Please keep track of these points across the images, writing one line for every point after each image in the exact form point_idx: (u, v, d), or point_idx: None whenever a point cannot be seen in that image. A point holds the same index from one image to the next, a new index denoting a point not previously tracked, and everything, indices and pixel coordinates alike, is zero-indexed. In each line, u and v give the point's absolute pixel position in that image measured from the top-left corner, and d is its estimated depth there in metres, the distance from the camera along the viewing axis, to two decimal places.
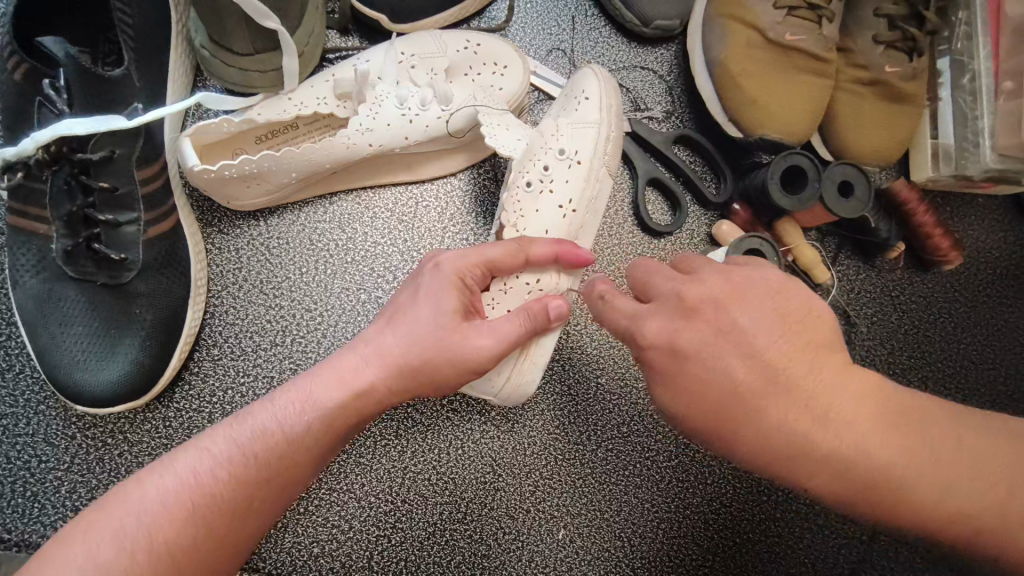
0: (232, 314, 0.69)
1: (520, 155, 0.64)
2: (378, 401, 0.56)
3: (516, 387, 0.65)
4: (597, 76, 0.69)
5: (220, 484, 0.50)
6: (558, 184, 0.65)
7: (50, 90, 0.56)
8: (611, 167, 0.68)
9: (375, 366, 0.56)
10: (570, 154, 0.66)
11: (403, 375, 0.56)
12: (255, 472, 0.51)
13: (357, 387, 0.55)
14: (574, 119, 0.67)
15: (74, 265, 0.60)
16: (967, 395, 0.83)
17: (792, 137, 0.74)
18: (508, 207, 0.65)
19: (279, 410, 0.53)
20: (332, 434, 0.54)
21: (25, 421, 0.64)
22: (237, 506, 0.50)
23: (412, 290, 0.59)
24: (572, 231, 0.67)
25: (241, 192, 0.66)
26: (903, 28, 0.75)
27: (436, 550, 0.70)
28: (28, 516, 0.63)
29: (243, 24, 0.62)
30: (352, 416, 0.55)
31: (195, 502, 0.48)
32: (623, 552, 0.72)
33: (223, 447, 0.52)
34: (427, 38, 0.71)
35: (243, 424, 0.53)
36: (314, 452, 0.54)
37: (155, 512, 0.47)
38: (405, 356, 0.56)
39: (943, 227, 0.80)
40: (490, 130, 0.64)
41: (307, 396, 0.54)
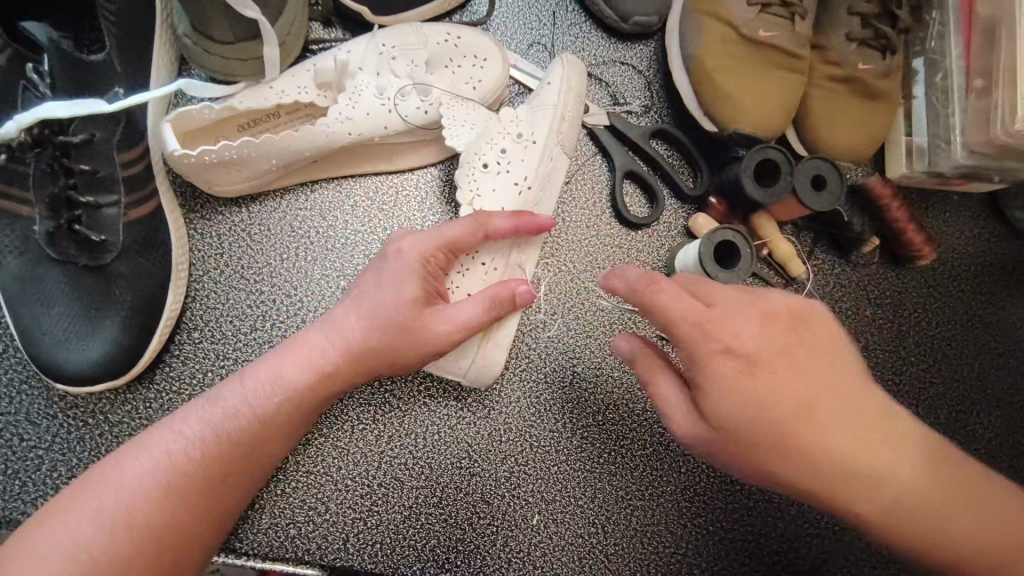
0: (213, 299, 0.70)
1: (473, 138, 0.68)
2: (342, 379, 0.58)
3: (478, 361, 0.66)
4: (563, 62, 0.72)
5: (191, 461, 0.53)
6: (513, 164, 0.68)
7: (33, 75, 0.58)
8: (567, 147, 0.70)
9: (338, 347, 0.58)
10: (526, 137, 0.69)
11: (365, 357, 0.58)
12: (224, 449, 0.54)
13: (320, 364, 0.57)
14: (533, 105, 0.70)
15: (55, 247, 0.61)
16: (939, 389, 0.84)
17: (765, 132, 0.75)
18: (464, 185, 0.68)
19: (249, 388, 0.56)
20: (297, 409, 0.57)
21: (8, 401, 0.66)
22: (210, 482, 0.54)
23: (376, 272, 0.60)
24: (528, 209, 0.69)
25: (222, 178, 0.67)
26: (875, 26, 0.76)
27: (411, 533, 0.71)
28: (8, 493, 0.64)
29: (224, 13, 0.63)
30: (318, 394, 0.57)
31: (172, 479, 0.52)
32: (595, 538, 0.73)
33: (195, 427, 0.55)
34: (409, 30, 0.72)
35: (215, 403, 0.56)
36: (282, 425, 0.57)
37: (133, 488, 0.51)
38: (365, 338, 0.58)
39: (916, 223, 0.81)
40: (450, 126, 0.68)
41: (273, 372, 0.57)
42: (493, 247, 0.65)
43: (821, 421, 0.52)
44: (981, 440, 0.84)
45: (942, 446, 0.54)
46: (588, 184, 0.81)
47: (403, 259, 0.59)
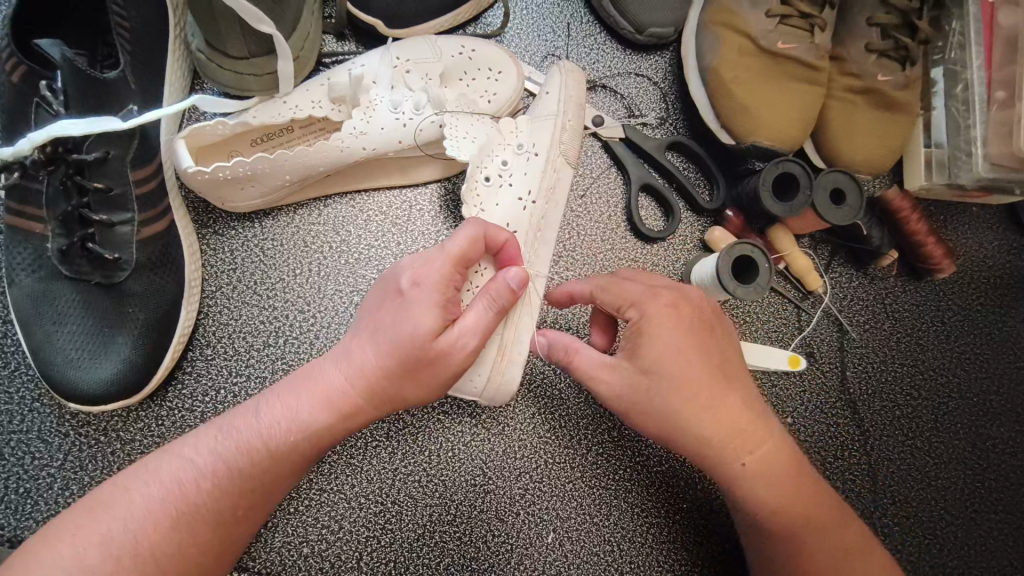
0: (226, 315, 0.69)
1: (478, 150, 0.65)
2: (357, 413, 0.56)
3: (491, 382, 0.65)
4: (561, 70, 0.71)
5: (202, 496, 0.53)
6: (516, 178, 0.67)
7: (46, 92, 0.57)
8: (570, 156, 0.69)
9: (354, 381, 0.56)
10: (528, 148, 0.68)
11: (378, 392, 0.56)
12: (234, 486, 0.54)
13: (338, 403, 0.56)
14: (533, 115, 0.69)
15: (68, 265, 0.60)
16: (959, 403, 0.83)
17: (783, 145, 0.74)
18: (469, 201, 0.66)
19: (265, 423, 0.55)
20: (310, 446, 0.56)
21: (20, 418, 0.65)
22: (219, 517, 0.53)
23: (390, 301, 0.57)
24: (534, 224, 0.67)
25: (236, 193, 0.66)
26: (895, 37, 0.75)
27: (425, 552, 0.70)
28: (20, 513, 0.63)
29: (237, 28, 0.63)
30: (333, 427, 0.56)
31: (180, 511, 0.52)
32: (612, 557, 0.72)
33: (206, 459, 0.54)
34: (424, 43, 0.71)
35: (227, 434, 0.55)
36: (297, 463, 0.56)
37: (141, 521, 0.51)
38: (381, 374, 0.55)
39: (936, 235, 0.80)
40: (451, 139, 0.65)
41: (288, 410, 0.56)
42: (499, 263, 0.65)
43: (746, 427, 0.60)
44: (1002, 456, 0.83)
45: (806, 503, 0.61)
46: (603, 197, 0.80)
47: (416, 286, 0.56)
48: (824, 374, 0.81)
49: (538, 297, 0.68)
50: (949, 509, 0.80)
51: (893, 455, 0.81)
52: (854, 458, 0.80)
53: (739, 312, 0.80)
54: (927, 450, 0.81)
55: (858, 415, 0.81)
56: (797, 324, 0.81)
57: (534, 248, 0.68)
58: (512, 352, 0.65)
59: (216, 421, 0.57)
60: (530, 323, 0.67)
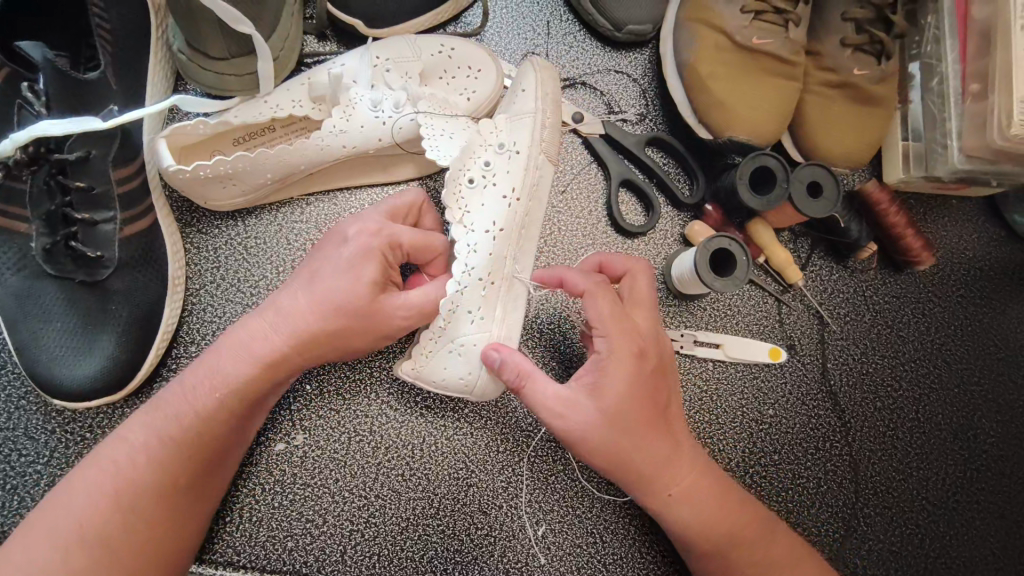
0: (210, 312, 0.70)
1: (458, 153, 0.64)
2: (288, 366, 0.60)
3: (481, 380, 0.65)
4: (534, 67, 0.71)
5: (147, 476, 0.55)
6: (500, 176, 0.66)
7: (27, 93, 0.59)
8: (550, 153, 0.69)
9: (284, 334, 0.60)
10: (508, 147, 0.67)
11: (308, 345, 0.60)
12: (177, 459, 0.56)
13: (263, 357, 0.59)
14: (511, 113, 0.68)
15: (52, 263, 0.61)
16: (939, 394, 0.84)
17: (759, 139, 0.75)
18: (452, 205, 0.64)
19: (195, 390, 0.58)
20: (241, 403, 0.59)
21: (7, 416, 0.66)
22: (159, 491, 0.56)
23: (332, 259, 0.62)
24: (519, 220, 0.66)
25: (217, 191, 0.67)
26: (870, 31, 0.76)
27: (409, 545, 0.71)
28: (7, 508, 0.64)
29: (217, 29, 0.64)
30: (265, 382, 0.60)
31: (120, 489, 0.54)
32: (594, 549, 0.73)
33: (140, 435, 0.56)
34: (403, 42, 0.72)
35: (159, 409, 0.58)
36: (229, 421, 0.59)
37: (85, 508, 0.53)
38: (314, 326, 0.60)
39: (913, 227, 0.81)
40: (430, 138, 0.65)
41: (214, 373, 0.58)
42: (485, 263, 0.64)
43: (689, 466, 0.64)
44: (982, 446, 0.83)
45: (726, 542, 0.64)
46: (584, 193, 0.81)
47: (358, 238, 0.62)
48: (806, 367, 0.82)
49: (524, 289, 0.67)
50: (931, 499, 0.81)
51: (875, 447, 0.82)
52: (836, 451, 0.81)
53: (719, 306, 0.81)
54: (909, 442, 0.82)
55: (839, 408, 0.82)
56: (779, 317, 0.82)
57: (519, 245, 0.67)
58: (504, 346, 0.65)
59: (149, 400, 0.59)
60: (518, 317, 0.67)
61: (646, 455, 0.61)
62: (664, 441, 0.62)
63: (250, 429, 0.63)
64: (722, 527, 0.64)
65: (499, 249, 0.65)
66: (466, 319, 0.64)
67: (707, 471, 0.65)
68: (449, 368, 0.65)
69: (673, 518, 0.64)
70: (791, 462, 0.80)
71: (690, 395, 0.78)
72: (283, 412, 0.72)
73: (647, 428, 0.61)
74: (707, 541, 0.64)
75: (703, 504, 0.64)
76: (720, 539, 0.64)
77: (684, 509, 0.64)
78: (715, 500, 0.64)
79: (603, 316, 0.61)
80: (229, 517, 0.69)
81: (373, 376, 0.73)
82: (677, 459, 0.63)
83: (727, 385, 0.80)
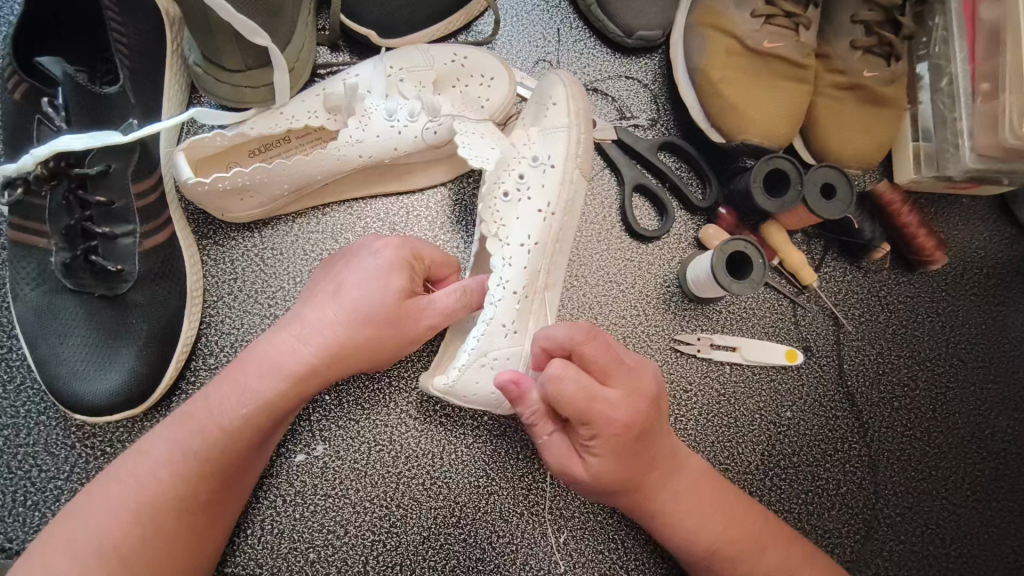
0: (228, 324, 0.70)
1: (494, 166, 0.64)
2: (314, 377, 0.60)
3: None
4: (565, 81, 0.70)
5: (170, 493, 0.54)
6: (534, 191, 0.66)
7: (48, 108, 0.59)
8: (584, 168, 0.69)
9: (310, 346, 0.60)
10: (543, 160, 0.67)
11: (336, 356, 0.60)
12: (198, 475, 0.55)
13: (291, 370, 0.59)
14: (544, 126, 0.68)
15: (72, 277, 0.61)
16: (955, 393, 0.84)
17: (772, 142, 0.75)
18: (488, 219, 0.65)
19: (219, 406, 0.57)
20: (267, 420, 0.58)
21: (26, 432, 0.66)
22: (175, 507, 0.55)
23: (358, 271, 0.63)
24: (551, 236, 0.66)
25: (235, 203, 0.68)
26: (879, 33, 0.76)
27: (430, 554, 0.70)
28: (28, 525, 0.64)
29: (233, 41, 0.64)
30: (288, 398, 0.59)
31: (141, 509, 0.53)
32: (616, 554, 0.73)
33: (161, 449, 0.55)
34: (416, 52, 0.73)
35: (184, 423, 0.56)
36: (255, 435, 0.58)
37: (105, 523, 0.52)
38: (341, 336, 0.60)
39: (927, 227, 0.81)
40: (467, 139, 0.65)
41: (240, 388, 0.57)
42: (522, 276, 0.64)
43: (679, 500, 0.64)
44: (1001, 444, 0.83)
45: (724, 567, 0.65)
46: (598, 198, 0.81)
47: (379, 259, 0.63)
48: (822, 368, 0.82)
49: (552, 307, 0.68)
50: (951, 498, 0.81)
51: (894, 447, 0.81)
52: (854, 452, 0.81)
53: (734, 309, 0.81)
54: (927, 442, 0.82)
55: (857, 408, 0.82)
56: (794, 319, 0.82)
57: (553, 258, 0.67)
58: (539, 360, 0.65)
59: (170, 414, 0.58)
60: None
61: (630, 491, 0.62)
62: (654, 478, 0.63)
63: (275, 438, 0.63)
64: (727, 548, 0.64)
65: (535, 263, 0.65)
66: (501, 333, 0.63)
67: (702, 499, 0.65)
68: (482, 382, 0.64)
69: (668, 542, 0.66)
70: (810, 465, 0.79)
71: (708, 399, 0.78)
72: (300, 422, 0.71)
73: (635, 469, 0.61)
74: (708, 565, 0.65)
75: (699, 530, 0.64)
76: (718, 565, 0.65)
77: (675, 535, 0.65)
78: (718, 525, 0.64)
79: (570, 396, 0.56)
80: (252, 530, 0.68)
81: (391, 386, 0.73)
82: (666, 483, 0.64)
83: (745, 388, 0.79)
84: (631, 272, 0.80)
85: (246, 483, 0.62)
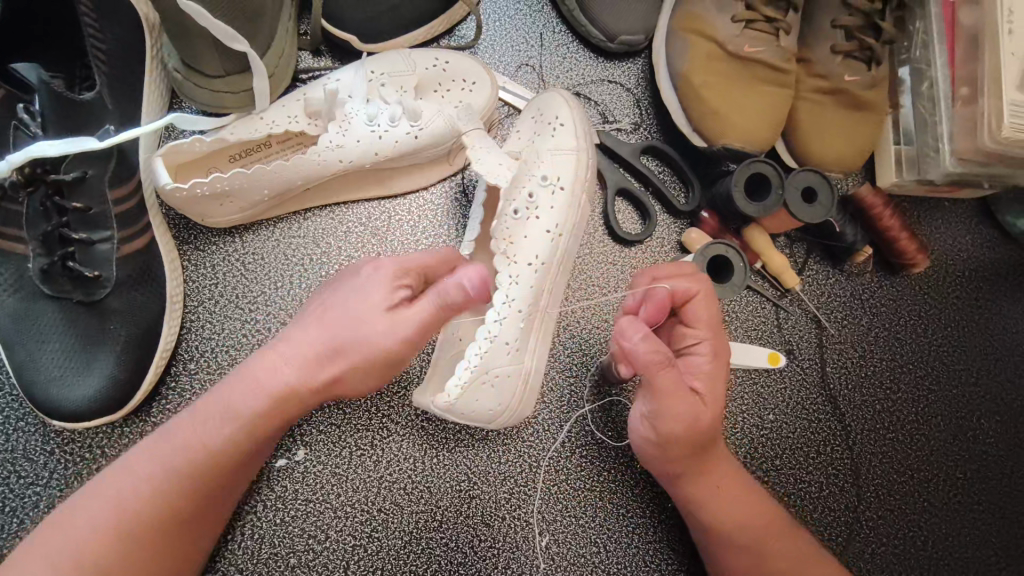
0: (209, 329, 0.70)
1: (512, 183, 0.63)
2: (296, 401, 0.58)
3: (511, 411, 0.65)
4: (570, 103, 0.70)
5: (152, 509, 0.55)
6: (542, 210, 0.66)
7: (24, 115, 0.60)
8: (591, 189, 0.69)
9: (295, 368, 0.57)
10: (553, 181, 0.66)
11: (319, 379, 0.58)
12: (179, 492, 0.56)
13: (276, 393, 0.57)
14: (554, 146, 0.67)
15: (50, 283, 0.61)
16: (939, 395, 0.84)
17: (752, 146, 0.75)
18: (499, 235, 0.64)
19: (205, 427, 0.56)
20: (250, 441, 0.58)
21: (4, 438, 0.65)
22: (157, 523, 0.55)
23: (348, 288, 0.60)
24: (557, 257, 0.66)
25: (214, 209, 0.67)
26: (860, 38, 0.76)
27: (412, 559, 0.70)
28: (6, 531, 0.64)
29: (211, 47, 0.64)
30: (269, 419, 0.58)
31: (121, 524, 0.54)
32: (598, 558, 0.73)
33: (145, 465, 0.55)
34: (397, 57, 0.73)
35: (168, 440, 0.56)
36: (237, 456, 0.58)
37: (84, 538, 0.52)
38: (324, 359, 0.57)
39: (909, 231, 0.81)
40: (477, 156, 0.64)
41: (225, 408, 0.57)
42: (525, 295, 0.64)
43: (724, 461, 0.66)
44: (983, 447, 0.84)
45: (759, 549, 0.65)
46: None
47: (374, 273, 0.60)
48: (804, 371, 0.82)
49: (551, 324, 0.69)
50: (933, 501, 0.81)
51: (877, 450, 0.82)
52: (837, 455, 0.81)
53: None
54: (909, 444, 0.82)
55: (839, 411, 0.82)
56: (777, 322, 0.82)
57: (554, 278, 0.67)
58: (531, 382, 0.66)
59: (157, 430, 0.58)
60: (544, 354, 0.68)
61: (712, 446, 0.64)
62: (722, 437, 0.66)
63: (264, 451, 0.62)
64: (758, 524, 0.65)
65: (538, 282, 0.65)
66: (503, 350, 0.63)
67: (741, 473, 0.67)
68: (482, 401, 0.63)
69: (710, 517, 0.65)
70: (794, 467, 0.80)
71: None
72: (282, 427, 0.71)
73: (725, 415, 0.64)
74: (745, 544, 0.65)
75: (744, 501, 0.65)
76: (753, 542, 0.65)
77: (724, 510, 0.65)
78: (754, 503, 0.66)
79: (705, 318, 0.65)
80: (232, 534, 0.68)
81: (374, 390, 0.73)
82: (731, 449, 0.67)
83: (727, 391, 0.80)
84: (614, 276, 0.80)
85: (228, 500, 0.61)
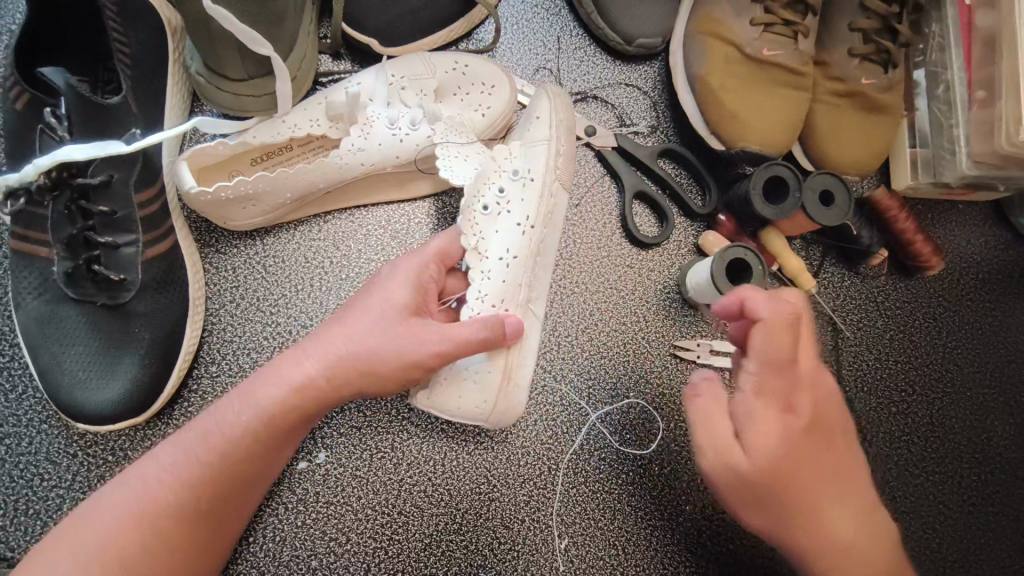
0: (230, 332, 0.70)
1: (475, 178, 0.64)
2: (317, 393, 0.58)
3: (499, 404, 0.65)
4: (549, 96, 0.71)
5: (173, 499, 0.54)
6: (513, 204, 0.67)
7: (50, 118, 0.59)
8: (565, 180, 0.70)
9: (315, 360, 0.58)
10: (523, 174, 0.68)
11: (340, 371, 0.58)
12: (199, 482, 0.55)
13: (296, 383, 0.57)
14: (525, 140, 0.70)
15: (74, 287, 0.61)
16: (953, 397, 0.85)
17: (771, 149, 0.76)
18: (466, 231, 0.64)
19: (226, 416, 0.57)
20: (271, 433, 0.57)
21: (28, 441, 0.65)
22: (177, 516, 0.54)
23: (370, 287, 0.61)
24: (533, 249, 0.67)
25: (236, 212, 0.68)
26: (877, 41, 0.77)
27: (432, 562, 0.70)
28: (30, 534, 0.64)
29: (235, 51, 0.64)
30: (290, 410, 0.57)
31: (143, 514, 0.53)
32: (617, 560, 0.73)
33: (169, 456, 0.56)
34: (417, 60, 0.73)
35: (192, 431, 0.57)
36: (258, 450, 0.57)
37: (108, 530, 0.52)
38: (346, 351, 0.58)
39: (923, 233, 0.82)
40: (446, 160, 0.65)
41: (246, 398, 0.57)
42: (500, 289, 0.65)
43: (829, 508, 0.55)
44: (997, 448, 0.84)
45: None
46: (598, 206, 0.81)
47: (392, 271, 0.62)
48: None
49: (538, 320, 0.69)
50: (948, 503, 0.82)
51: (892, 452, 0.82)
52: None
53: None
54: (924, 446, 0.83)
55: (855, 413, 0.82)
56: None
57: (534, 271, 0.68)
58: (517, 376, 0.66)
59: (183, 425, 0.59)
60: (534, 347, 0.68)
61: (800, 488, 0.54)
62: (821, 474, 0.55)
63: (287, 453, 0.62)
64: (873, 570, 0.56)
65: (515, 276, 0.66)
66: None
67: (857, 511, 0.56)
68: (465, 397, 0.65)
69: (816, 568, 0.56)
70: None
71: None
72: None
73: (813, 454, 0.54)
74: None
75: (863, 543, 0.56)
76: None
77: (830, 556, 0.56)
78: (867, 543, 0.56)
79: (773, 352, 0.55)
80: (254, 536, 0.68)
81: (393, 393, 0.73)
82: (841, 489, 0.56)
83: None
84: (632, 278, 0.80)
85: (250, 499, 0.61)
